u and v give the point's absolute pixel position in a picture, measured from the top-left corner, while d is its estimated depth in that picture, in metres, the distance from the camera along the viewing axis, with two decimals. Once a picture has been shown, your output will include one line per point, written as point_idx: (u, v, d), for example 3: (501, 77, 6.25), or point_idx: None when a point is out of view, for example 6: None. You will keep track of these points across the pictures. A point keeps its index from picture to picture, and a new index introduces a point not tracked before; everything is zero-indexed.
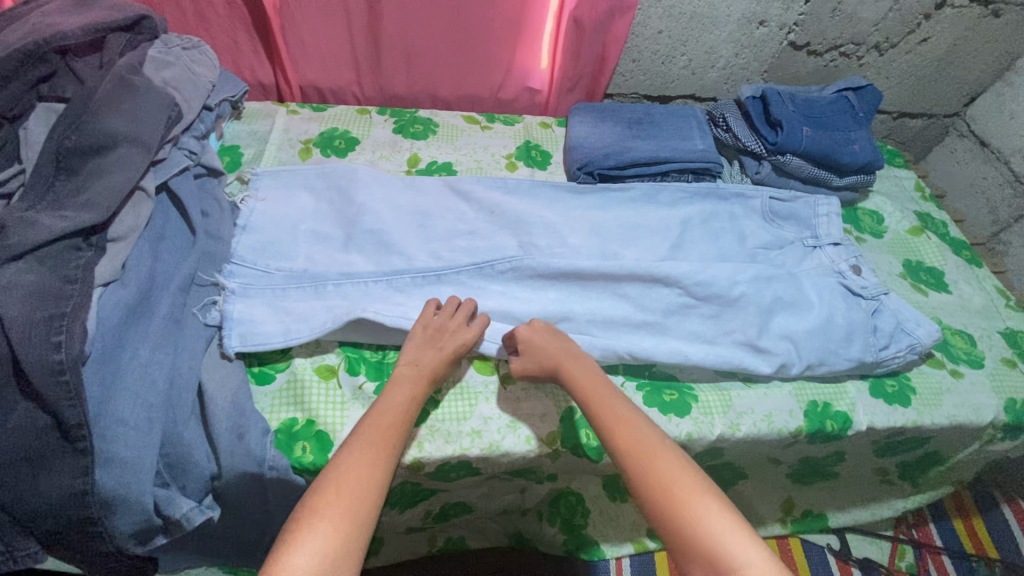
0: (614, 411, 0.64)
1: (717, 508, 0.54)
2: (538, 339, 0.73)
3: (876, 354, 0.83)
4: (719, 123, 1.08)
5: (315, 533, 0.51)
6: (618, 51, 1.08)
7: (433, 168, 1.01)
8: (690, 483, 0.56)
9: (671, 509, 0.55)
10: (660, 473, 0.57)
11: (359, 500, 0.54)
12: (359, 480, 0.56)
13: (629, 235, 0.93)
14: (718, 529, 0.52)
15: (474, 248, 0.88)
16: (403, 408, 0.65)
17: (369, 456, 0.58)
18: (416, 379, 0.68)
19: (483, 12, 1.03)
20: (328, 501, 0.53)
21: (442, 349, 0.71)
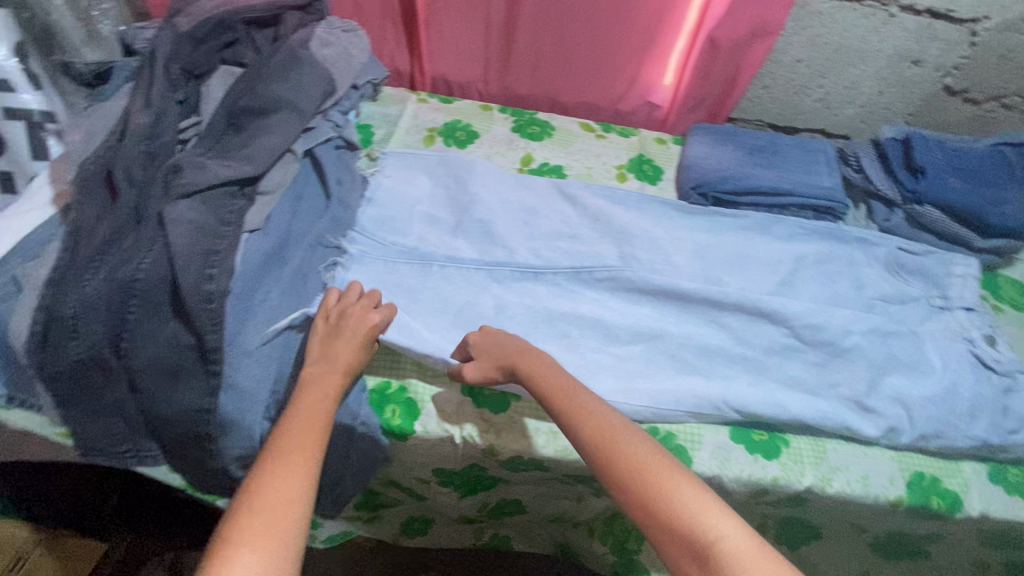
0: (577, 402, 0.60)
1: (687, 484, 0.51)
2: (488, 340, 0.71)
3: (1005, 437, 0.75)
4: (851, 162, 1.02)
5: (248, 540, 0.43)
6: (750, 76, 1.05)
7: (544, 169, 1.02)
8: (659, 466, 0.52)
9: (641, 492, 0.51)
10: (627, 459, 0.53)
11: (296, 504, 0.47)
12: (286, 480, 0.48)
13: (736, 264, 0.90)
14: (690, 506, 0.49)
15: (574, 252, 0.88)
16: (324, 404, 0.58)
17: (294, 460, 0.50)
18: (331, 369, 0.62)
19: (619, 23, 1.04)
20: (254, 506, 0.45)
21: (349, 335, 0.65)
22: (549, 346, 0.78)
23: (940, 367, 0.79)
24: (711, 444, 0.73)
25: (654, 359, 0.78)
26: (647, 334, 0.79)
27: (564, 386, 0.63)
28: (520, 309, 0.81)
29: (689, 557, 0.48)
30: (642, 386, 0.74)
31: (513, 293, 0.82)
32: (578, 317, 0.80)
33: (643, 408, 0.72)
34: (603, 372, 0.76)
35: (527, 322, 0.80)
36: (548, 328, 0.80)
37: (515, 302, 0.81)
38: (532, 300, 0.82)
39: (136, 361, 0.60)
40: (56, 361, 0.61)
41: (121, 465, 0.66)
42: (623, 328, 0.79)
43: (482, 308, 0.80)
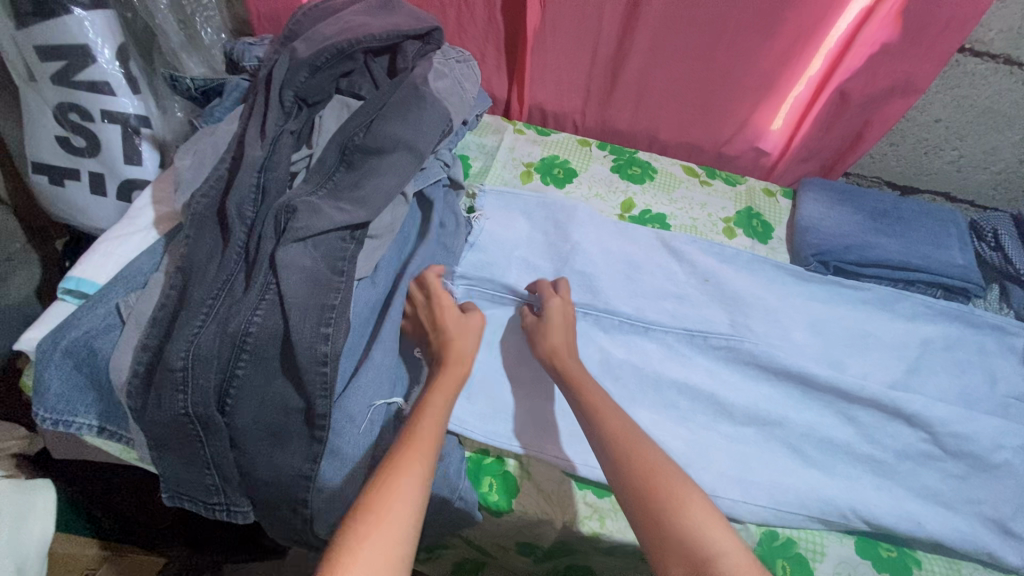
0: (601, 401, 0.59)
1: (696, 497, 0.48)
2: (557, 315, 0.73)
3: None
4: (985, 237, 0.93)
5: (363, 545, 0.40)
6: (880, 133, 0.97)
7: (646, 217, 0.96)
8: (675, 475, 0.49)
9: (650, 491, 0.48)
10: (638, 465, 0.50)
11: (413, 508, 0.44)
12: (402, 480, 0.45)
13: (857, 344, 0.83)
14: (699, 517, 0.46)
15: (682, 315, 0.83)
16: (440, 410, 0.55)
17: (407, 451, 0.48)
18: (447, 367, 0.61)
19: (738, 69, 0.97)
20: (376, 513, 0.43)
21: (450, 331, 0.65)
22: (658, 423, 0.73)
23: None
24: (834, 557, 0.67)
25: (771, 450, 0.72)
26: (765, 420, 0.73)
27: (593, 394, 0.60)
28: (626, 376, 0.76)
29: (683, 567, 0.44)
30: (759, 482, 0.69)
31: (619, 358, 0.77)
32: (689, 392, 0.75)
33: (764, 509, 0.67)
34: (717, 459, 0.71)
35: (632, 392, 0.75)
36: (655, 400, 0.75)
37: (620, 367, 0.77)
38: (639, 366, 0.77)
39: (240, 420, 0.57)
40: (154, 413, 0.57)
41: (208, 516, 0.62)
42: (739, 410, 0.74)
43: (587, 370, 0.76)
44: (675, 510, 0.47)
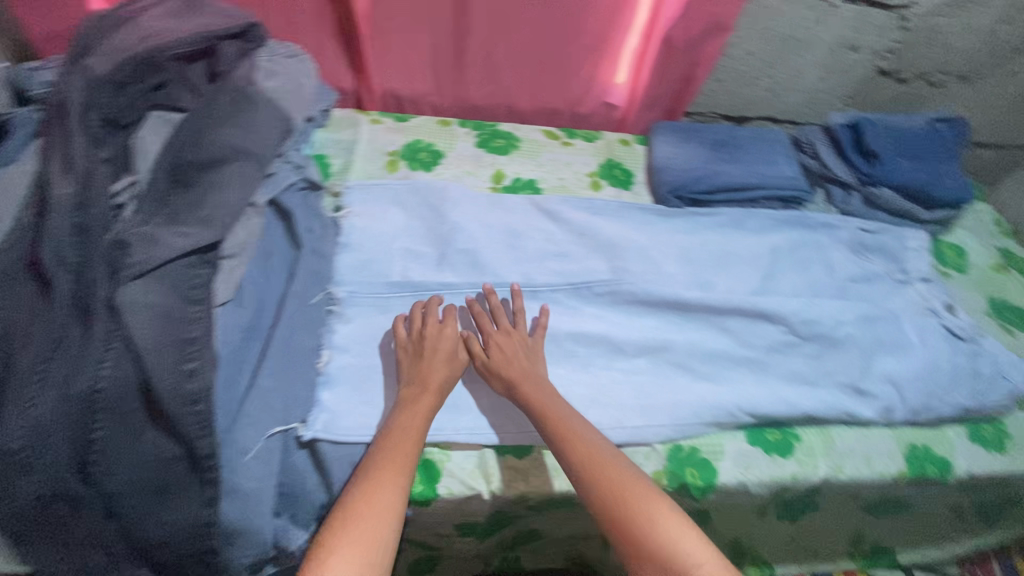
0: (567, 425, 0.63)
1: (668, 510, 0.56)
2: (508, 348, 0.71)
3: (979, 399, 0.81)
4: (806, 149, 1.06)
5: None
6: (706, 71, 1.06)
7: (518, 185, 0.98)
8: (641, 492, 0.57)
9: (624, 512, 0.56)
10: (611, 483, 0.58)
11: (379, 533, 0.51)
12: (379, 497, 0.53)
13: (719, 263, 0.92)
14: (667, 527, 0.54)
15: (566, 271, 0.86)
16: (422, 422, 0.62)
17: (386, 478, 0.55)
18: (425, 392, 0.64)
19: (573, 29, 1.01)
20: (353, 526, 0.51)
21: (430, 357, 0.67)
22: (563, 373, 0.76)
23: (925, 346, 0.83)
24: (732, 452, 0.74)
25: (665, 372, 0.78)
26: (654, 346, 0.80)
27: (562, 414, 0.65)
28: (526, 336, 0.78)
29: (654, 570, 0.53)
30: (659, 404, 0.75)
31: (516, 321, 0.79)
32: (585, 338, 0.79)
33: (666, 426, 0.73)
34: (621, 393, 0.76)
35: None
36: (556, 350, 0.78)
37: None
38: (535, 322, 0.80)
39: (112, 485, 0.51)
40: (2, 505, 0.50)
41: None
42: (630, 343, 0.80)
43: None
44: (648, 526, 0.55)
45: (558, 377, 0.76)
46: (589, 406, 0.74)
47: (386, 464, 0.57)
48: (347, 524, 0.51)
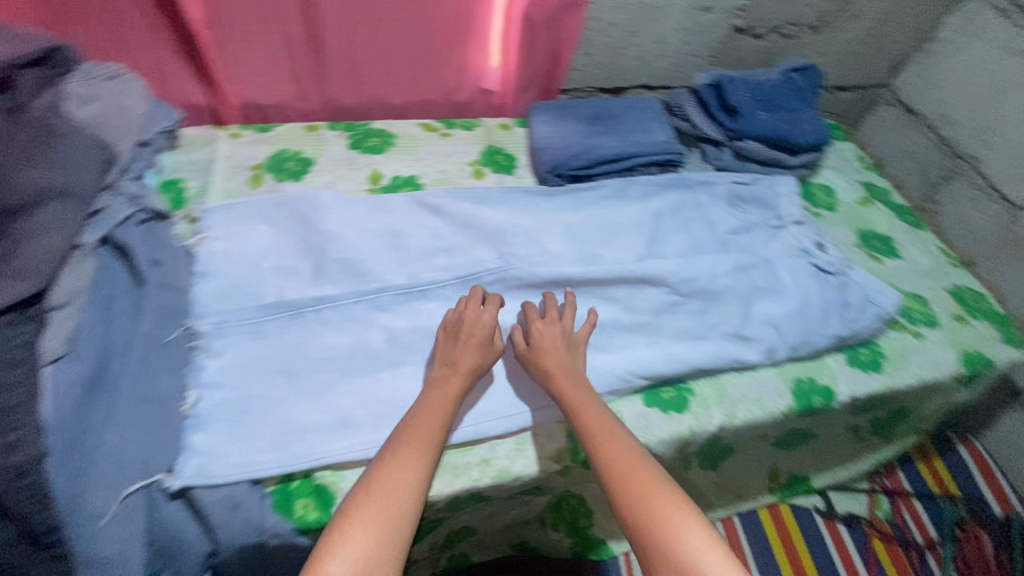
0: (600, 425, 0.66)
1: (688, 516, 0.57)
2: (548, 338, 0.74)
3: (851, 328, 0.86)
4: (677, 113, 1.10)
5: (344, 545, 0.54)
6: (571, 47, 1.07)
7: (398, 183, 0.95)
8: (665, 497, 0.58)
9: (645, 516, 0.57)
10: (632, 486, 0.60)
11: (398, 505, 0.57)
12: (401, 482, 0.59)
13: (605, 235, 0.94)
14: (684, 536, 0.55)
15: (453, 265, 0.85)
16: (444, 407, 0.67)
17: (409, 458, 0.61)
18: (453, 374, 0.69)
19: (431, 16, 0.98)
20: (372, 500, 0.57)
21: (466, 341, 0.72)
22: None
23: (800, 286, 0.87)
24: (630, 417, 0.76)
25: None
26: None
27: (595, 414, 0.67)
28: (416, 337, 0.76)
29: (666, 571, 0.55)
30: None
31: (404, 323, 0.77)
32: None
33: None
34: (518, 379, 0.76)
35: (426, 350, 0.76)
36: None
37: (408, 331, 0.76)
38: (424, 321, 0.78)
39: None
40: None
41: None
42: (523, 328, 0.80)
43: (376, 348, 0.75)
44: (667, 533, 0.56)
45: (453, 374, 0.74)
46: (487, 398, 0.73)
47: (409, 443, 0.63)
48: (370, 499, 0.57)
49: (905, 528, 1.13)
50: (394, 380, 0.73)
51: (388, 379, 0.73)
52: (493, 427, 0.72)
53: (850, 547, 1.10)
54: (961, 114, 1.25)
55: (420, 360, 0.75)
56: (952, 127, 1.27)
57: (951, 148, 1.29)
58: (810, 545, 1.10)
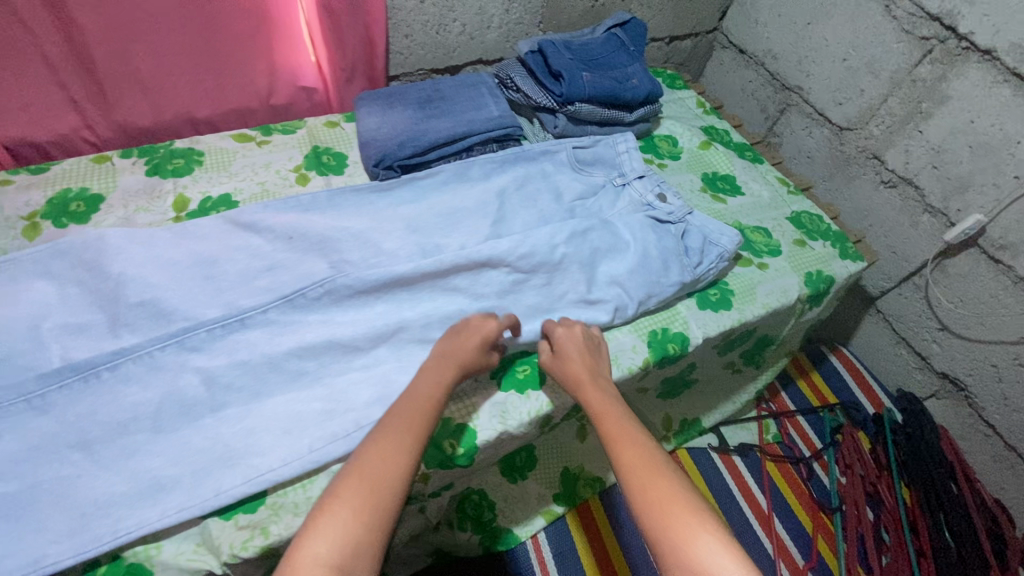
0: (620, 426, 0.65)
1: (705, 527, 0.53)
2: (570, 347, 0.75)
3: (694, 273, 0.88)
4: (508, 85, 1.07)
5: (325, 522, 0.52)
6: (383, 31, 1.01)
7: (207, 206, 0.86)
8: (683, 505, 0.55)
9: (660, 519, 0.54)
10: (650, 486, 0.57)
11: (382, 483, 0.56)
12: (392, 464, 0.58)
13: (448, 223, 0.90)
14: (698, 545, 0.52)
15: (278, 284, 0.78)
16: (434, 394, 0.66)
17: (400, 442, 0.60)
18: (445, 366, 0.69)
19: (216, 15, 0.89)
20: (359, 479, 0.56)
21: (467, 341, 0.72)
22: (292, 397, 0.71)
23: (639, 241, 0.88)
24: (486, 407, 0.76)
25: (406, 355, 0.76)
26: (386, 333, 0.76)
27: (615, 413, 0.67)
28: (238, 374, 0.70)
29: None
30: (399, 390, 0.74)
31: (220, 362, 0.70)
32: (309, 350, 0.73)
33: None
34: (361, 392, 0.73)
35: (252, 384, 0.71)
36: (279, 374, 0.72)
37: (227, 367, 0.70)
38: (244, 355, 0.71)
39: None
40: None
41: None
42: (360, 338, 0.75)
43: (191, 395, 0.68)
44: (682, 540, 0.53)
45: (285, 403, 0.71)
46: (324, 422, 0.70)
47: (401, 425, 0.62)
48: (357, 474, 0.56)
49: (792, 445, 1.20)
50: (216, 425, 0.67)
51: (210, 426, 0.67)
52: (332, 452, 0.68)
53: (745, 475, 1.15)
54: (782, 48, 1.31)
55: (246, 398, 0.70)
56: (777, 61, 1.33)
57: (780, 82, 1.35)
58: (709, 483, 1.13)
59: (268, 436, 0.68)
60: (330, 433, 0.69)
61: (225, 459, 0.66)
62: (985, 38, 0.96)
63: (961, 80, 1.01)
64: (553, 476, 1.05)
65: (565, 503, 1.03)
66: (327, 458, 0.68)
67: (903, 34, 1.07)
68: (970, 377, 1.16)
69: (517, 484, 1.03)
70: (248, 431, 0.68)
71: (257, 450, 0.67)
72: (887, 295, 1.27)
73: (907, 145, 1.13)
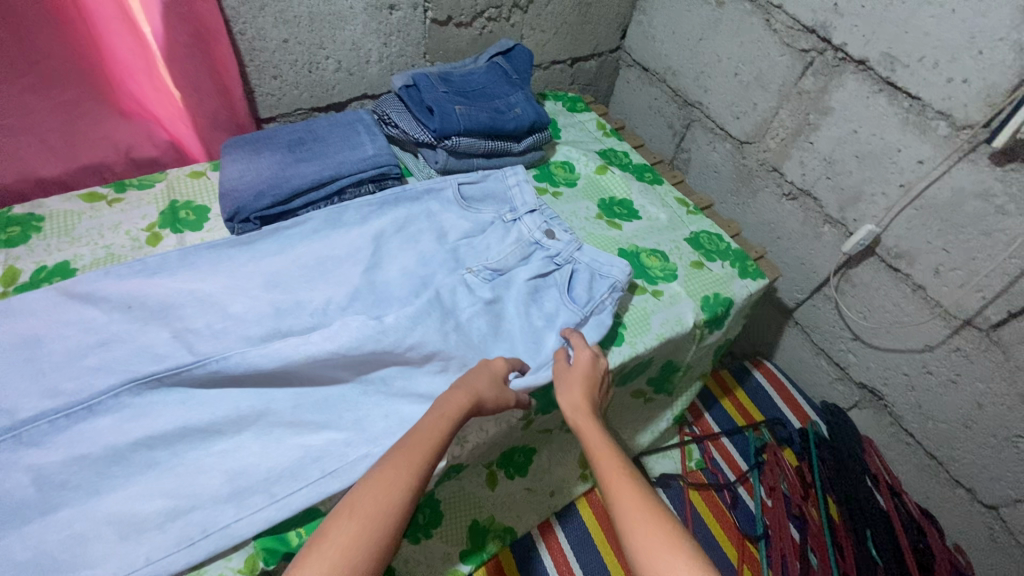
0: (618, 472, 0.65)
1: None
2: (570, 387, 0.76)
3: (583, 316, 0.86)
4: (387, 122, 1.03)
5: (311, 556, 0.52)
6: (239, 78, 0.95)
7: (39, 277, 0.81)
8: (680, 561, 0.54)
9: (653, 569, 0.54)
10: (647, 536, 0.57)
11: (378, 511, 0.56)
12: (390, 494, 0.58)
13: (316, 276, 0.84)
14: None
15: (111, 362, 0.70)
16: (446, 424, 0.66)
17: (402, 472, 0.59)
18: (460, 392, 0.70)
19: (57, 71, 0.81)
20: (348, 514, 0.55)
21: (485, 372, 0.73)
22: (134, 493, 0.64)
23: (530, 306, 0.87)
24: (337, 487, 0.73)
25: (258, 432, 0.70)
26: (243, 410, 0.70)
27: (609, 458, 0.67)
28: (76, 470, 0.63)
29: None
30: (254, 483, 0.67)
31: (58, 457, 0.63)
32: (161, 439, 0.66)
33: (262, 509, 0.66)
34: (210, 484, 0.66)
35: (92, 480, 0.63)
36: (125, 467, 0.64)
37: (63, 462, 0.63)
38: (86, 448, 0.64)
39: None
40: None
41: None
42: (221, 421, 0.69)
43: (18, 497, 0.60)
44: None
45: (122, 502, 0.63)
46: (166, 524, 0.63)
47: (405, 454, 0.61)
48: (349, 512, 0.56)
49: (716, 471, 1.17)
50: (44, 532, 0.60)
51: (35, 532, 0.59)
52: (172, 562, 0.61)
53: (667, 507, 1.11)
54: (680, 64, 1.29)
55: (85, 496, 0.62)
56: (676, 78, 1.32)
57: (682, 98, 1.33)
58: None
59: (98, 544, 0.60)
60: (173, 538, 0.62)
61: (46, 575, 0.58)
62: (858, 48, 0.96)
63: (841, 91, 1.00)
64: (461, 532, 0.98)
65: (473, 561, 0.96)
66: (168, 569, 0.61)
67: (785, 47, 1.06)
68: (886, 387, 1.14)
69: (419, 542, 0.95)
70: (77, 538, 0.60)
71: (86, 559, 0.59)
72: (802, 306, 1.25)
73: (802, 157, 1.11)
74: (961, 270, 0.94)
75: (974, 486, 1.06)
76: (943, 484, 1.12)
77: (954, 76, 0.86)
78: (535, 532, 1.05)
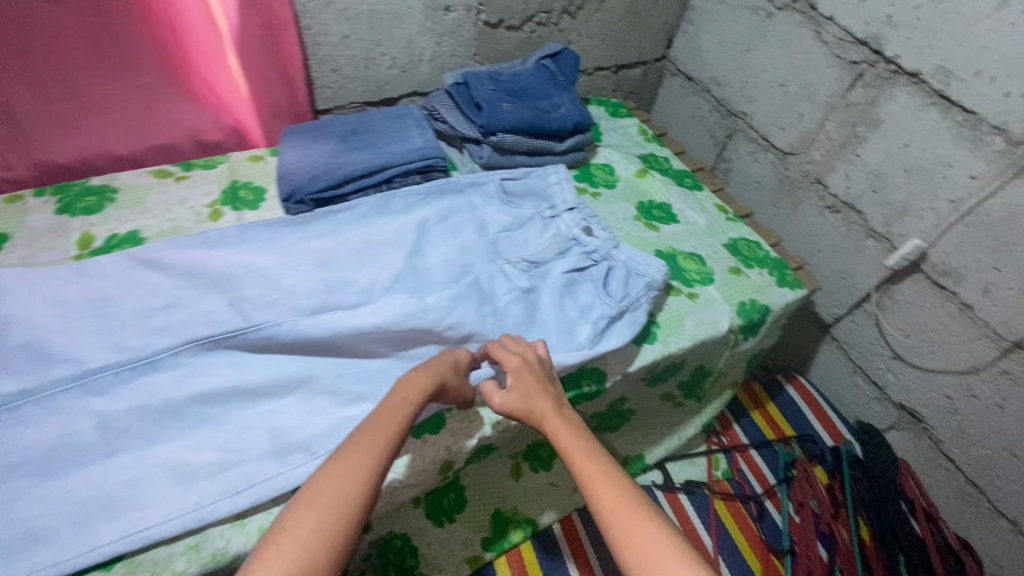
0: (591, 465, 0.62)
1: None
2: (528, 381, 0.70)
3: (620, 309, 0.86)
4: (436, 117, 1.07)
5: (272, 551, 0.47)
6: (301, 68, 1.01)
7: (112, 243, 0.87)
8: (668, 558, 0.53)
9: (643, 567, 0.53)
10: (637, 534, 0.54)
11: (342, 500, 0.51)
12: (354, 482, 0.53)
13: (362, 257, 0.88)
14: None
15: (174, 323, 0.75)
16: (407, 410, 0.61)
17: (365, 459, 0.55)
18: (423, 379, 0.66)
19: (143, 55, 0.87)
20: (309, 503, 0.51)
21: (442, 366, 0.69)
22: (187, 445, 0.68)
23: (564, 297, 0.89)
24: None
25: (301, 398, 0.74)
26: (286, 375, 0.74)
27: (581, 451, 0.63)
28: (136, 419, 0.67)
29: None
30: (296, 443, 0.71)
31: (121, 406, 0.67)
32: (212, 397, 0.70)
33: (303, 467, 0.69)
34: (256, 442, 0.70)
35: (149, 430, 0.67)
36: (178, 420, 0.69)
37: (125, 411, 0.67)
38: (146, 400, 0.68)
39: None
40: None
41: None
42: (268, 385, 0.72)
43: (84, 440, 0.65)
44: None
45: (174, 452, 0.67)
46: (216, 474, 0.67)
47: (366, 441, 0.57)
48: (310, 499, 0.51)
49: (743, 482, 1.15)
50: (103, 473, 0.64)
51: (96, 472, 0.64)
52: (217, 510, 0.65)
53: (691, 514, 1.10)
54: (725, 74, 1.30)
55: (143, 444, 0.67)
56: (721, 87, 1.32)
57: (726, 108, 1.33)
58: None
59: (153, 488, 0.65)
60: (221, 487, 0.66)
61: (106, 512, 0.62)
62: (911, 60, 0.95)
63: (892, 103, 0.99)
64: (484, 519, 1.00)
65: (494, 549, 0.97)
66: (214, 515, 0.65)
67: (835, 59, 1.06)
68: (926, 408, 1.11)
69: (443, 526, 0.98)
70: (133, 481, 0.64)
71: (140, 502, 0.64)
72: (840, 322, 1.22)
73: (847, 169, 1.10)
74: (1012, 290, 0.91)
75: (1018, 518, 1.02)
76: (984, 514, 1.07)
77: (1012, 91, 0.84)
78: (557, 527, 1.05)
